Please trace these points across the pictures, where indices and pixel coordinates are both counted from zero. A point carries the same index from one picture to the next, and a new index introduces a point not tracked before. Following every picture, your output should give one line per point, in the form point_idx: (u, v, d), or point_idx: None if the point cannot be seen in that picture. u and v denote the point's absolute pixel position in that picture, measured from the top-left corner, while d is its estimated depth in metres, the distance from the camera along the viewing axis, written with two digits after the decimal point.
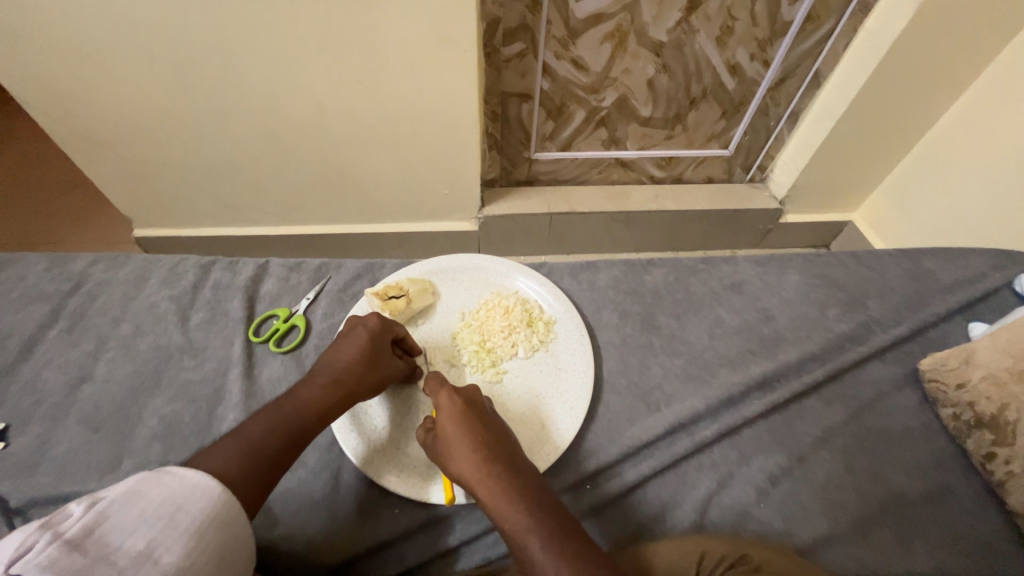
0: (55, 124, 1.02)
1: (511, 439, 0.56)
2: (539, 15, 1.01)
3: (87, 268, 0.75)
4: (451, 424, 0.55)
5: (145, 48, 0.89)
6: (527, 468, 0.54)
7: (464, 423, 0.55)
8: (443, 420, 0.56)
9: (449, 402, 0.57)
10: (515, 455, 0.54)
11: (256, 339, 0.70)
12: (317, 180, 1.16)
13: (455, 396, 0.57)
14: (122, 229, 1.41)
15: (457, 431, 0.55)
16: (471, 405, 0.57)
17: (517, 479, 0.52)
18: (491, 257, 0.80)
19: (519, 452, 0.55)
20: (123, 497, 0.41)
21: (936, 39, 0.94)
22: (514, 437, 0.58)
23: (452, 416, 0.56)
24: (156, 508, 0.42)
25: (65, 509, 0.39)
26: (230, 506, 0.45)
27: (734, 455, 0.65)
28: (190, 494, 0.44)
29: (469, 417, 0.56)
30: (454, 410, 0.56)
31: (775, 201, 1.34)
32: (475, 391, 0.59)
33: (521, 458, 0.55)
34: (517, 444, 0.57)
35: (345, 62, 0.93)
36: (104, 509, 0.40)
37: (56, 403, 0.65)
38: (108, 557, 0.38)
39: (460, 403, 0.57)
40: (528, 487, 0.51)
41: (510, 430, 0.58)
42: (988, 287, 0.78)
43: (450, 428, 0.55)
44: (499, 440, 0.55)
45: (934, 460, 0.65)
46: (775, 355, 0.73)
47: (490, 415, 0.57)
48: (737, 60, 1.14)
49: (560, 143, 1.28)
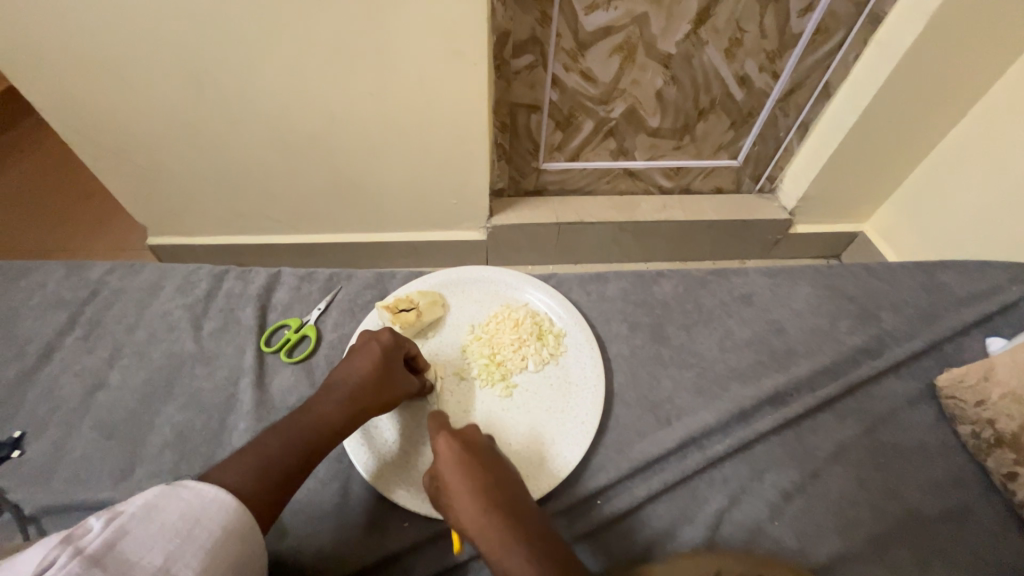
0: (76, 136, 1.05)
1: (512, 479, 0.56)
2: (548, 28, 1.03)
3: (103, 275, 0.77)
4: (450, 470, 0.55)
5: (166, 62, 0.92)
6: (529, 510, 0.53)
7: (463, 468, 0.55)
8: (442, 466, 0.55)
9: (447, 445, 0.56)
10: (515, 500, 0.53)
11: (267, 348, 0.71)
12: (327, 188, 1.17)
13: (453, 440, 0.57)
14: (137, 236, 1.43)
15: (455, 478, 0.54)
16: (469, 450, 0.56)
17: (519, 525, 0.51)
18: (501, 269, 0.80)
19: (522, 494, 0.55)
20: (141, 511, 0.42)
21: (947, 50, 0.94)
22: (517, 476, 0.57)
23: (450, 460, 0.55)
24: (173, 522, 0.42)
25: (85, 523, 0.40)
26: (244, 521, 0.45)
27: (746, 470, 0.64)
28: (205, 509, 0.44)
29: (469, 461, 0.55)
30: (453, 454, 0.56)
31: (785, 212, 1.34)
32: (473, 433, 0.58)
33: (522, 501, 0.54)
34: (519, 483, 0.56)
35: (357, 74, 0.94)
36: (123, 523, 0.41)
37: (71, 409, 0.66)
38: (128, 572, 0.39)
39: (459, 446, 0.56)
40: (530, 531, 0.51)
41: (512, 469, 0.57)
42: (1005, 300, 0.77)
43: (448, 474, 0.55)
44: (500, 483, 0.54)
45: (952, 478, 0.64)
46: (787, 368, 0.72)
47: (490, 458, 0.57)
48: (745, 72, 1.14)
49: (568, 153, 1.29)
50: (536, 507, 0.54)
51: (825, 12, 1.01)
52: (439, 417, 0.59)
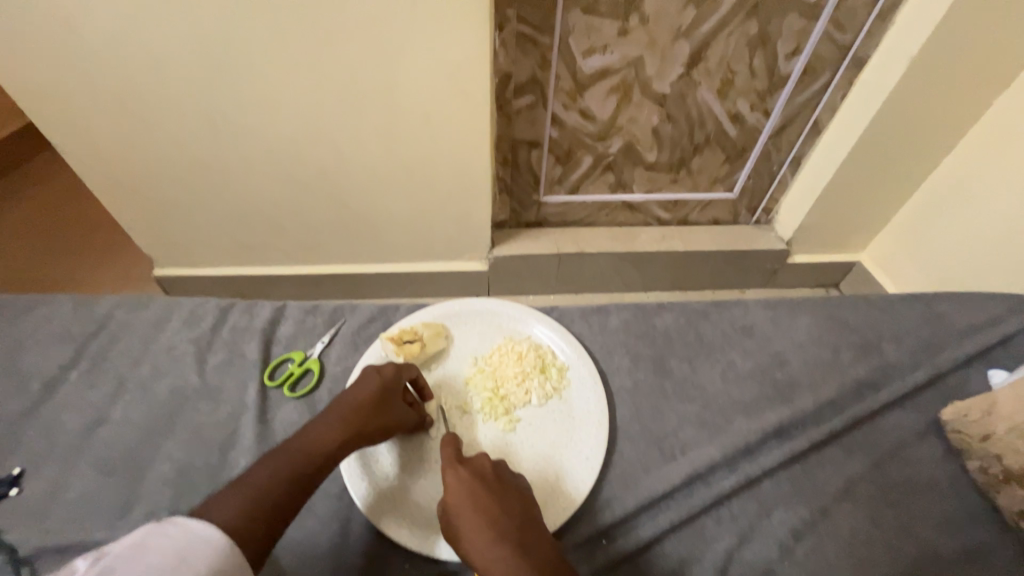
0: (91, 172, 1.08)
1: (524, 511, 0.55)
2: (548, 71, 1.08)
3: (110, 309, 0.77)
4: (459, 503, 0.54)
5: (185, 103, 0.96)
6: (540, 544, 0.52)
7: (472, 500, 0.54)
8: (451, 500, 0.55)
9: (456, 478, 0.56)
10: (526, 532, 0.52)
11: (270, 382, 0.71)
12: (333, 221, 1.20)
13: (462, 471, 0.56)
14: (143, 267, 1.45)
15: (465, 511, 0.54)
16: (478, 481, 0.56)
17: (528, 561, 0.50)
18: (504, 301, 0.81)
19: (534, 526, 0.54)
20: (127, 551, 0.42)
21: (929, 89, 0.99)
22: (529, 505, 0.56)
23: (459, 494, 0.55)
24: (159, 561, 0.42)
25: (71, 566, 0.40)
26: (232, 556, 0.45)
27: (754, 508, 0.63)
28: (193, 546, 0.43)
29: (477, 493, 0.54)
30: (462, 486, 0.55)
31: (782, 242, 1.36)
32: (482, 462, 0.58)
33: (534, 534, 0.53)
34: (532, 513, 0.55)
35: (366, 115, 0.99)
36: (108, 564, 0.41)
37: (71, 446, 0.65)
38: None
39: (467, 479, 0.56)
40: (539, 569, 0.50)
41: (524, 498, 0.56)
42: (1005, 332, 0.77)
43: (457, 508, 0.54)
44: (509, 515, 0.53)
45: (963, 515, 0.63)
46: (791, 402, 0.72)
47: (500, 489, 0.56)
48: (738, 110, 1.19)
49: (568, 187, 1.33)
50: (549, 540, 0.53)
51: (811, 55, 1.07)
52: (450, 445, 0.58)
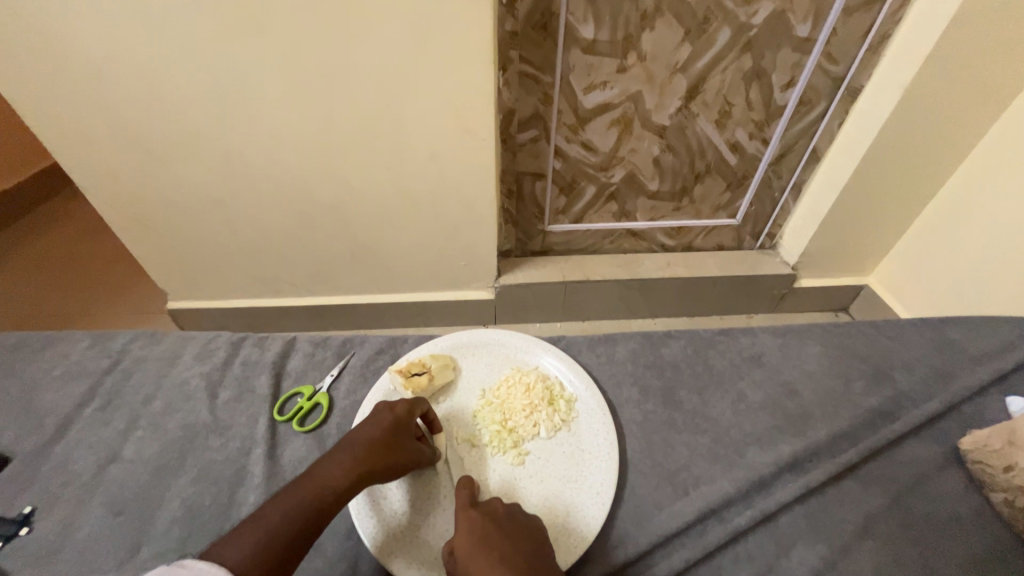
0: (112, 211, 1.13)
1: (536, 555, 0.54)
2: (551, 106, 1.12)
3: (126, 345, 0.79)
4: (469, 546, 0.53)
5: (204, 144, 1.01)
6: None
7: (483, 542, 0.53)
8: (461, 544, 0.54)
9: (468, 520, 0.56)
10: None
11: (280, 417, 0.72)
12: (343, 253, 1.22)
13: (474, 513, 0.56)
14: (157, 301, 1.48)
15: (477, 554, 0.52)
16: (491, 523, 0.55)
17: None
18: (511, 332, 0.82)
19: (547, 570, 0.52)
20: None
21: (924, 117, 1.01)
22: (541, 549, 0.55)
23: (470, 535, 0.54)
24: None
25: None
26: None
27: (771, 546, 0.61)
28: None
29: (489, 535, 0.54)
30: (474, 528, 0.55)
31: (787, 267, 1.36)
32: (495, 504, 0.58)
33: None
34: (544, 558, 0.54)
35: (376, 152, 1.03)
36: None
37: (82, 484, 0.65)
38: None
39: (480, 520, 0.56)
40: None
41: (536, 542, 0.55)
42: (1019, 358, 0.76)
43: (467, 552, 0.53)
44: (522, 558, 0.52)
45: (991, 551, 0.61)
46: (805, 433, 0.70)
47: (513, 531, 0.55)
48: (736, 139, 1.21)
49: (572, 216, 1.35)
50: None
51: (805, 86, 1.10)
52: (464, 486, 0.59)
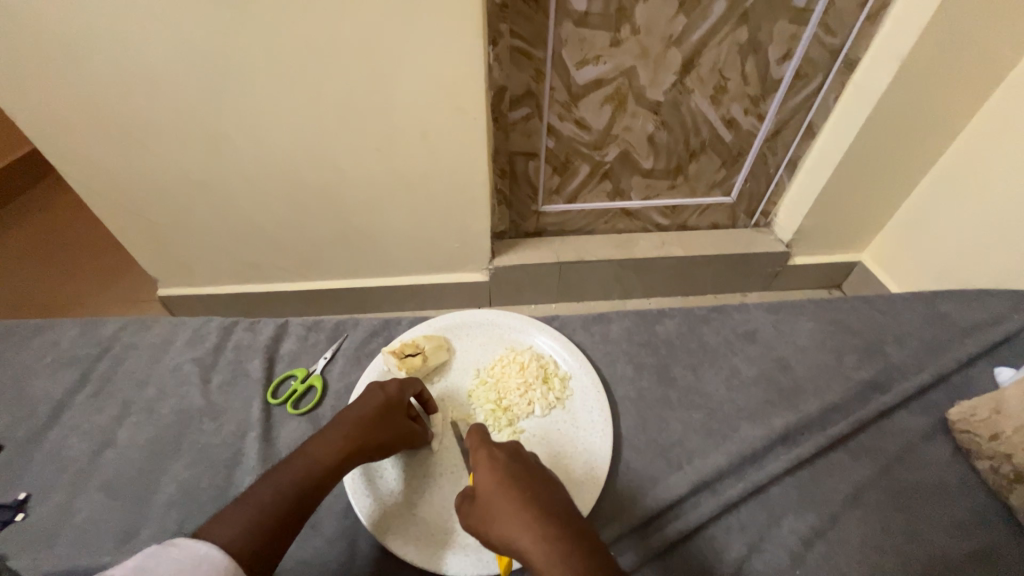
0: (95, 197, 1.10)
1: (560, 493, 0.54)
2: (543, 83, 1.09)
3: (115, 331, 0.78)
4: (493, 481, 0.54)
5: (186, 126, 0.98)
6: (578, 519, 0.52)
7: (508, 477, 0.54)
8: (484, 479, 0.55)
9: (489, 458, 0.56)
10: (566, 510, 0.53)
11: (274, 400, 0.71)
12: (334, 237, 1.21)
13: (497, 453, 0.57)
14: (146, 289, 1.46)
15: (504, 490, 0.53)
16: (514, 462, 0.56)
17: (573, 534, 0.50)
18: (505, 312, 0.81)
19: (570, 504, 0.54)
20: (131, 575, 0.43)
21: (922, 89, 1.00)
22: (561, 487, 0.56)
23: (493, 472, 0.55)
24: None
25: None
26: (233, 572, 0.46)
27: (763, 516, 0.62)
28: (196, 567, 0.45)
29: (512, 471, 0.55)
30: (496, 465, 0.55)
31: (782, 245, 1.36)
32: (515, 447, 0.58)
33: (574, 513, 0.53)
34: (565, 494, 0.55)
35: (364, 132, 1.00)
36: None
37: (78, 469, 0.65)
38: None
39: (503, 459, 0.56)
40: (583, 542, 0.49)
41: (556, 481, 0.56)
42: (1008, 329, 0.77)
43: (491, 487, 0.54)
44: (545, 491, 0.54)
45: (976, 517, 0.62)
46: (796, 407, 0.71)
47: (535, 471, 0.56)
48: (732, 115, 1.20)
49: (566, 196, 1.34)
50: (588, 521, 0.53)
51: (802, 59, 1.08)
52: (482, 429, 0.59)
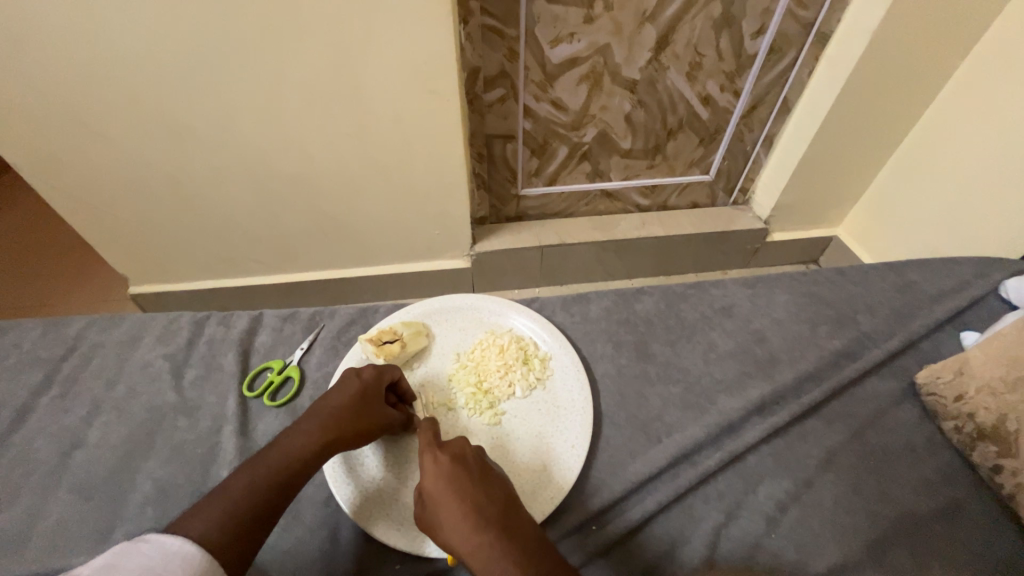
0: (54, 193, 1.05)
1: (504, 494, 0.55)
2: (517, 62, 1.07)
3: (81, 330, 0.76)
4: (438, 485, 0.54)
5: (143, 116, 0.93)
6: (523, 525, 0.52)
7: (451, 484, 0.54)
8: (429, 485, 0.54)
9: (435, 464, 0.55)
10: (509, 512, 0.53)
11: (250, 393, 0.70)
12: (309, 227, 1.18)
13: (441, 457, 0.56)
14: (118, 287, 1.42)
15: (446, 495, 0.53)
16: (458, 466, 0.55)
17: (513, 544, 0.50)
18: (484, 296, 0.81)
19: (516, 504, 0.54)
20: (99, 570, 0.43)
21: (894, 62, 1.00)
22: (509, 488, 0.56)
23: (438, 477, 0.54)
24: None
25: None
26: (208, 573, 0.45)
27: (740, 484, 0.63)
28: (168, 561, 0.44)
29: (457, 478, 0.54)
30: (440, 471, 0.55)
31: (760, 221, 1.38)
32: (462, 446, 0.57)
33: (517, 514, 0.53)
34: (512, 496, 0.55)
35: (334, 117, 0.97)
36: None
37: (47, 472, 0.64)
38: None
39: (447, 464, 0.55)
40: (524, 550, 0.50)
41: (504, 482, 0.56)
42: (974, 295, 0.79)
43: (436, 491, 0.54)
44: (489, 497, 0.53)
45: (942, 475, 0.65)
46: (771, 377, 0.73)
47: (480, 472, 0.56)
48: (708, 92, 1.19)
49: (545, 178, 1.32)
50: (531, 520, 0.54)
51: (776, 33, 1.08)
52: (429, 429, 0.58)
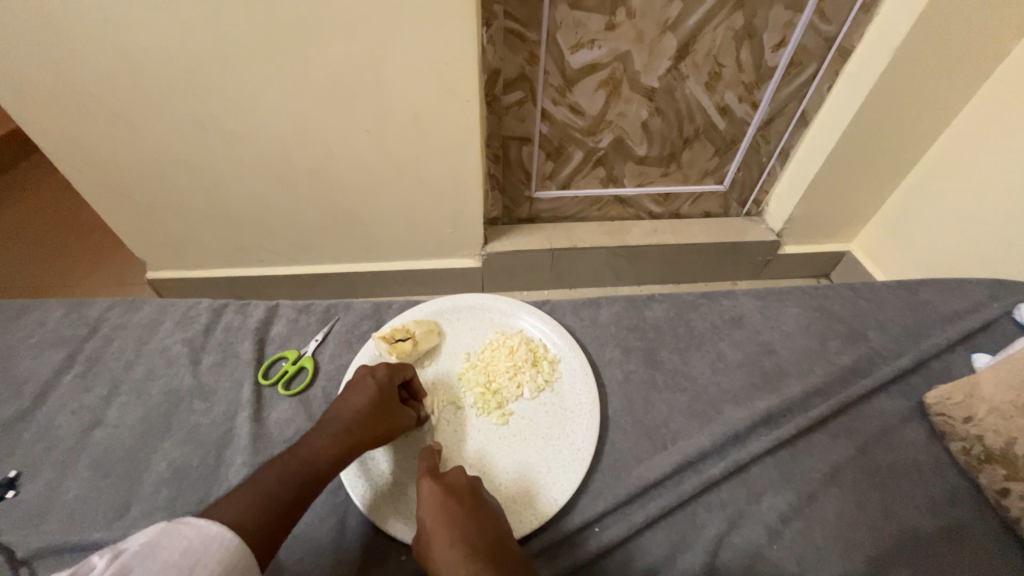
0: (80, 177, 1.08)
1: (494, 528, 0.55)
2: (537, 66, 1.08)
3: (104, 312, 0.78)
4: (432, 513, 0.55)
5: (170, 106, 0.96)
6: (511, 556, 0.53)
7: (444, 514, 0.55)
8: (425, 512, 0.55)
9: (431, 491, 0.56)
10: (498, 545, 0.53)
11: (265, 381, 0.72)
12: (326, 221, 1.20)
13: (437, 485, 0.57)
14: (135, 271, 1.45)
15: (439, 525, 0.54)
16: (452, 496, 0.56)
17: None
18: (495, 296, 0.82)
19: (506, 541, 0.54)
20: (144, 549, 0.43)
21: (915, 80, 1.00)
22: (501, 523, 0.56)
23: (433, 504, 0.55)
24: (177, 560, 0.43)
25: (88, 562, 0.41)
26: (243, 567, 0.46)
27: (744, 493, 0.64)
28: (208, 546, 0.45)
29: (451, 507, 0.55)
30: (435, 499, 0.56)
31: (773, 233, 1.37)
32: (459, 477, 0.58)
33: (506, 549, 0.53)
34: (504, 530, 0.55)
35: (355, 115, 0.99)
36: (126, 562, 0.41)
37: (66, 449, 0.66)
38: None
39: (441, 493, 0.56)
40: None
41: (498, 517, 0.57)
42: (987, 317, 0.79)
43: (431, 520, 0.54)
44: (480, 529, 0.54)
45: (947, 496, 0.64)
46: (780, 390, 0.73)
47: (473, 504, 0.56)
48: (726, 103, 1.19)
49: (559, 182, 1.33)
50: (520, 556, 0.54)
51: (797, 47, 1.08)
52: (428, 458, 0.60)
